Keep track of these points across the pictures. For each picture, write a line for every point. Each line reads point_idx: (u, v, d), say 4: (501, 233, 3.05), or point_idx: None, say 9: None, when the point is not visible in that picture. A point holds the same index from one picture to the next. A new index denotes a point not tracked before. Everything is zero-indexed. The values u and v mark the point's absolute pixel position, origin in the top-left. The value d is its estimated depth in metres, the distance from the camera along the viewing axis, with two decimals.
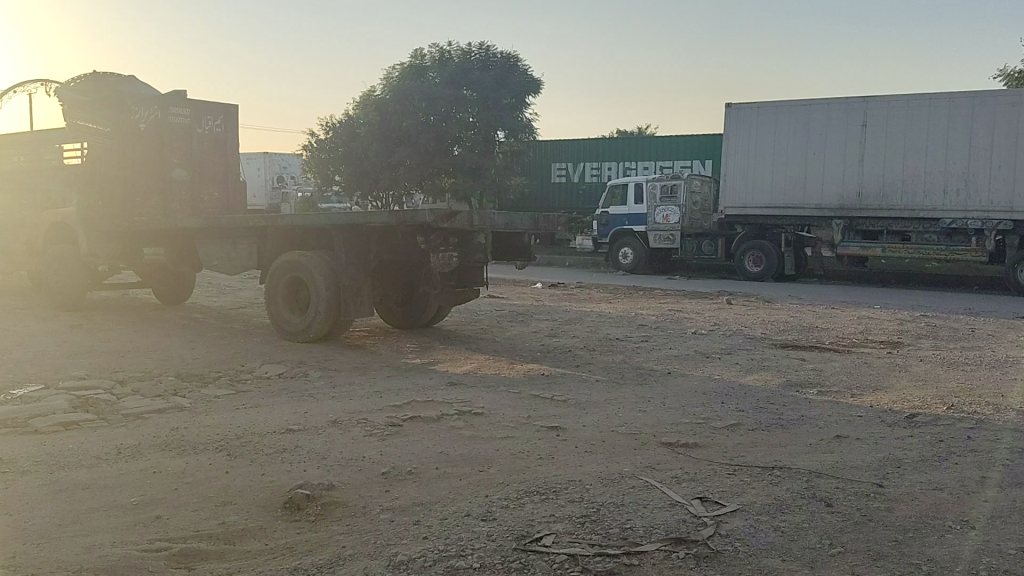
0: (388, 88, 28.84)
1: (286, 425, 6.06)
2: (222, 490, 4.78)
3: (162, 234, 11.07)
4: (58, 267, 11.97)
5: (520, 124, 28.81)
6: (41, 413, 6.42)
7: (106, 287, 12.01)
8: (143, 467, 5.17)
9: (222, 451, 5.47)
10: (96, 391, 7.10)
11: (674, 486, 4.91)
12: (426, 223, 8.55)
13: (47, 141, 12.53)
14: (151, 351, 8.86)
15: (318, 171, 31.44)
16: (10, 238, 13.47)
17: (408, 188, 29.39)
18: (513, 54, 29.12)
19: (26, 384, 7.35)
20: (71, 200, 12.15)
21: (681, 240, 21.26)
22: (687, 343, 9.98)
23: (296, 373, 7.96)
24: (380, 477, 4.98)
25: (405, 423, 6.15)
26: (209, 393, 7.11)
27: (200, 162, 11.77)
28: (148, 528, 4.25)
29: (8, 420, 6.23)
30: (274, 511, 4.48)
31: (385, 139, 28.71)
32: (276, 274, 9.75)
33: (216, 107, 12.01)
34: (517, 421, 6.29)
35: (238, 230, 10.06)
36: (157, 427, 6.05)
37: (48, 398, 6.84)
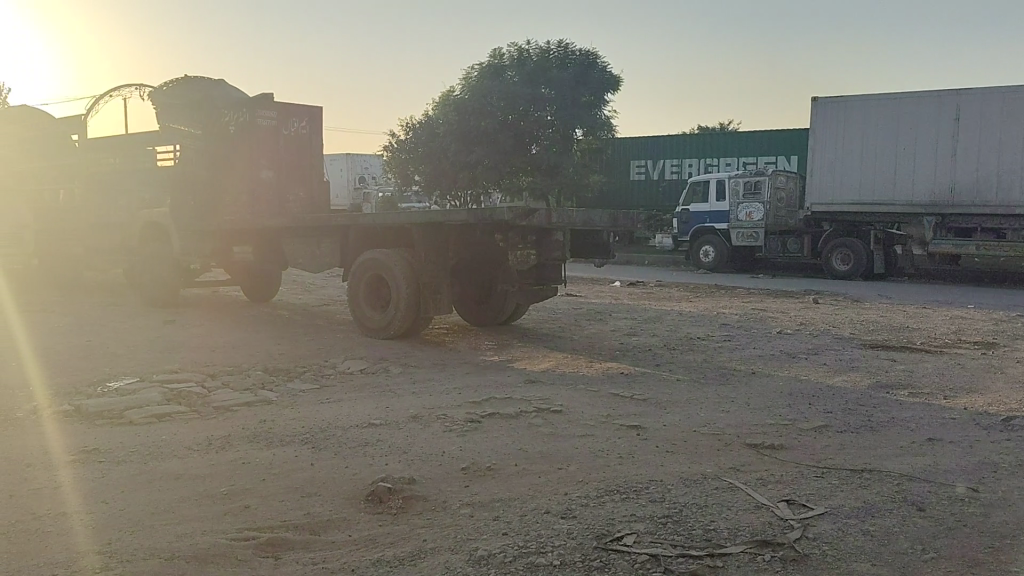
0: (466, 88, 28.82)
1: (368, 420, 6.17)
2: (307, 481, 4.89)
3: (249, 233, 11.40)
4: (152, 265, 12.44)
5: (599, 121, 28.79)
6: (137, 404, 6.69)
7: (196, 284, 12.43)
8: (232, 458, 5.32)
9: (307, 444, 5.60)
10: (188, 384, 7.36)
11: (758, 488, 4.81)
12: (506, 221, 8.58)
13: (142, 143, 13.01)
14: (239, 346, 9.13)
15: (398, 171, 31.83)
16: (109, 238, 14.07)
17: (486, 187, 29.57)
18: (591, 51, 28.95)
19: (122, 377, 7.65)
20: (164, 201, 12.59)
21: (765, 237, 20.82)
22: (772, 342, 9.78)
23: (377, 369, 8.09)
24: (460, 472, 5.02)
25: (485, 420, 6.19)
26: (294, 388, 7.28)
27: (286, 163, 12.06)
28: (237, 517, 4.38)
29: (107, 412, 6.50)
30: (357, 503, 4.57)
31: (463, 140, 28.66)
32: (358, 271, 9.93)
33: (301, 108, 12.28)
34: (597, 419, 6.26)
35: (322, 229, 10.28)
36: (245, 420, 6.22)
37: (143, 390, 7.12)
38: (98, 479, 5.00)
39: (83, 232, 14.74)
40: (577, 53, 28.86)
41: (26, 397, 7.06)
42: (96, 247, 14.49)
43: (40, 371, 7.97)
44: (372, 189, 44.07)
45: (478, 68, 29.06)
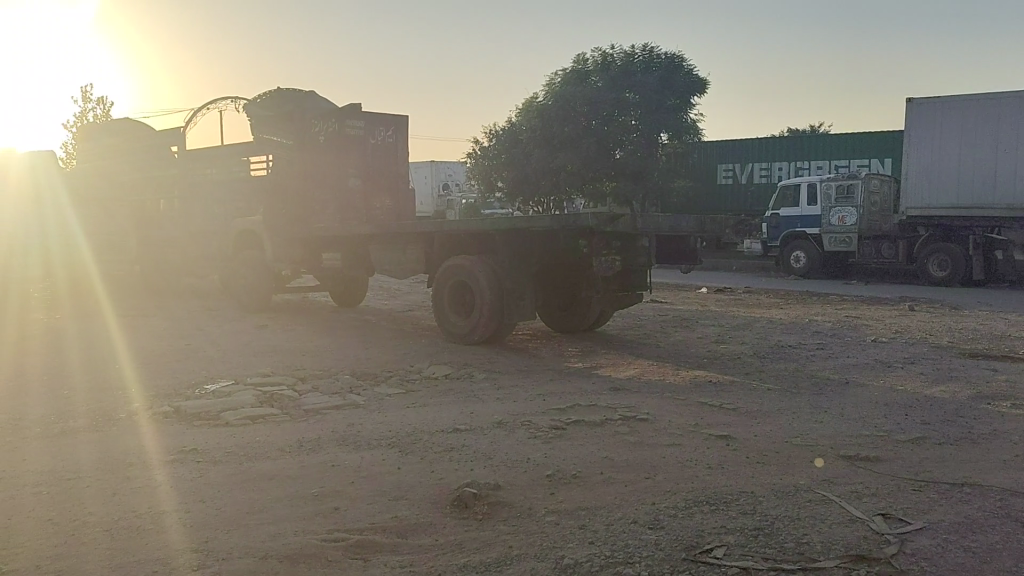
0: (550, 94, 29.03)
1: (453, 425, 6.22)
2: (394, 485, 4.95)
3: (337, 240, 11.65)
4: (245, 271, 12.83)
5: (684, 125, 28.53)
6: (231, 406, 6.90)
7: (287, 290, 12.76)
8: (322, 460, 5.43)
9: (394, 448, 5.67)
10: (280, 387, 7.55)
11: (852, 502, 4.65)
12: (589, 227, 8.54)
13: (236, 154, 13.46)
14: (328, 351, 9.32)
15: (481, 178, 32.02)
16: (204, 246, 14.56)
17: (570, 193, 29.53)
18: (677, 54, 28.74)
19: (218, 380, 7.91)
20: (257, 209, 12.98)
21: (858, 242, 20.16)
22: (866, 351, 9.48)
23: (462, 374, 8.15)
24: (545, 479, 5.01)
25: (569, 427, 6.16)
26: (382, 392, 7.40)
27: (372, 171, 12.31)
28: (327, 519, 4.46)
29: (203, 413, 6.72)
30: (443, 508, 4.59)
31: (547, 145, 28.88)
32: (443, 277, 10.03)
33: (388, 118, 12.59)
34: (683, 428, 6.17)
35: (408, 236, 10.42)
36: (334, 423, 6.35)
37: (237, 393, 7.34)
38: (195, 479, 5.16)
39: (181, 240, 15.30)
40: (661, 57, 28.71)
41: (128, 398, 7.36)
42: (193, 255, 15.02)
43: (141, 374, 8.30)
44: (456, 196, 44.52)
45: (561, 76, 29.25)
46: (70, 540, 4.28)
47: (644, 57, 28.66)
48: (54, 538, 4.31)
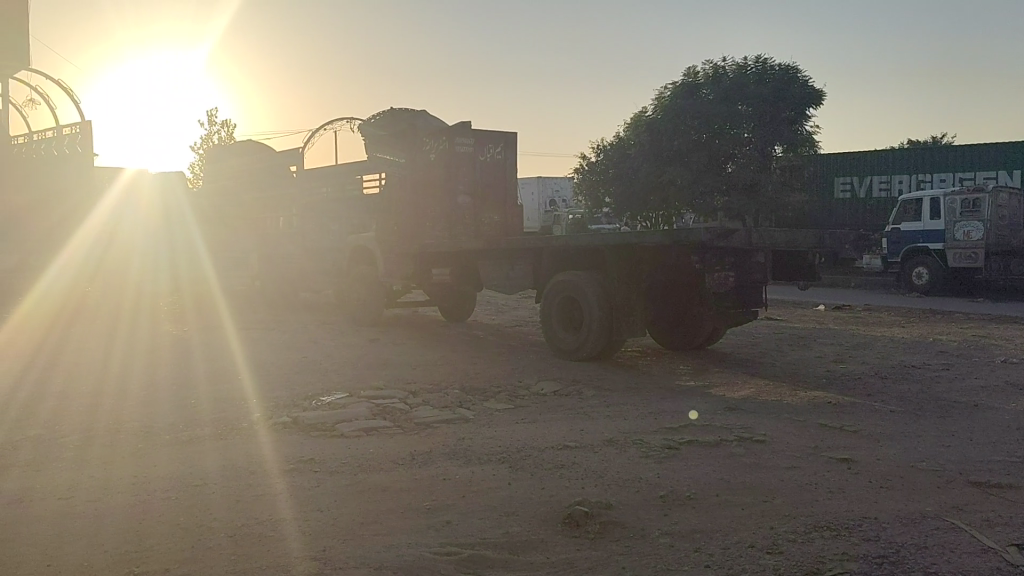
0: (660, 108, 28.62)
1: (565, 442, 6.19)
2: (505, 501, 4.95)
3: (447, 256, 11.80)
4: (359, 286, 13.17)
5: (799, 138, 27.84)
6: (347, 418, 7.06)
7: (398, 304, 13.01)
8: (433, 473, 5.49)
9: (504, 463, 5.68)
10: (393, 400, 7.69)
11: (985, 531, 4.37)
12: (701, 242, 8.41)
13: (350, 173, 13.88)
14: (438, 365, 9.44)
15: (589, 194, 32.12)
16: (320, 261, 15.03)
17: (679, 208, 29.18)
18: (792, 65, 27.80)
19: (333, 392, 8.13)
20: (370, 226, 13.32)
21: (986, 259, 18.89)
22: (997, 372, 8.93)
23: (571, 391, 8.10)
24: (658, 500, 4.91)
25: (682, 447, 6.04)
26: (491, 407, 7.44)
27: (482, 188, 12.46)
28: (439, 532, 4.49)
29: (319, 424, 6.91)
30: (554, 525, 4.56)
31: (656, 160, 28.57)
32: (551, 293, 10.03)
33: (497, 134, 12.66)
34: (802, 451, 5.95)
35: (516, 252, 10.46)
36: (445, 437, 6.42)
37: (351, 405, 7.51)
38: (312, 488, 5.30)
39: (298, 256, 15.83)
40: (775, 68, 27.82)
41: (249, 408, 7.64)
42: (309, 270, 15.53)
43: (261, 385, 8.62)
44: (563, 211, 44.74)
45: (670, 88, 28.68)
46: (196, 545, 4.46)
47: (757, 69, 27.84)
48: (181, 543, 4.49)
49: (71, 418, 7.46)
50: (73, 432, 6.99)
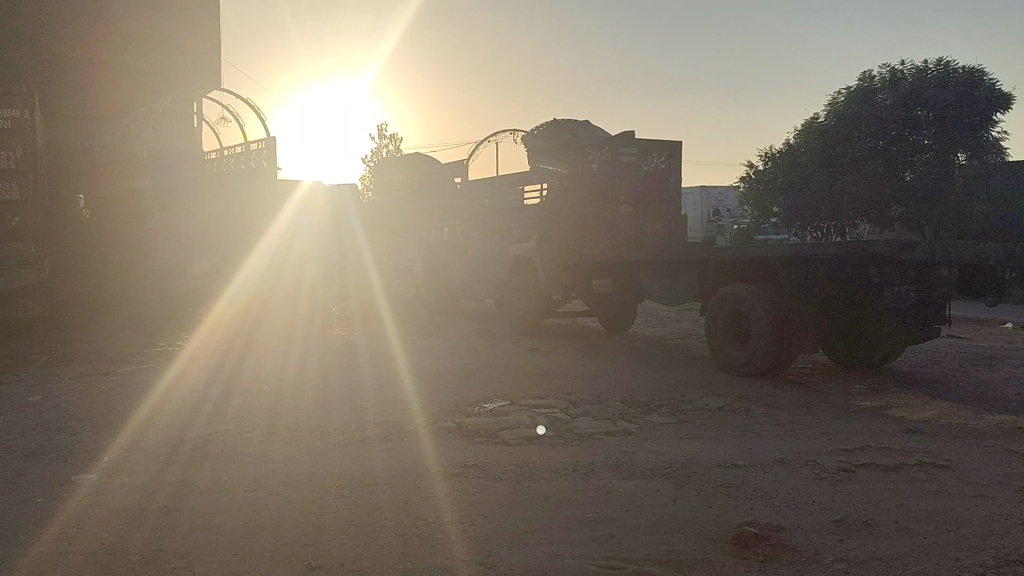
0: (834, 113, 28.02)
1: (732, 460, 6.01)
2: (670, 517, 4.85)
3: (607, 265, 11.74)
4: (520, 296, 13.34)
5: (988, 144, 25.60)
6: (509, 426, 7.15)
7: (558, 315, 13.07)
8: (597, 485, 5.46)
9: (669, 479, 5.58)
10: (554, 409, 7.73)
11: None
12: (881, 254, 8.06)
13: (514, 185, 14.14)
14: (598, 376, 9.42)
15: (757, 203, 32.11)
16: (482, 271, 15.33)
17: (852, 219, 27.89)
18: (978, 67, 26.01)
19: (496, 399, 8.27)
20: (531, 236, 13.49)
21: None
22: None
23: (737, 407, 7.85)
24: (831, 524, 4.68)
25: (858, 470, 5.73)
26: (654, 420, 7.34)
27: (645, 197, 12.33)
28: (603, 545, 4.46)
29: (482, 430, 7.04)
30: (721, 545, 4.44)
31: (829, 167, 27.68)
32: (717, 306, 9.82)
33: (661, 144, 12.48)
34: (992, 479, 5.50)
35: (679, 263, 10.28)
36: (608, 449, 6.39)
37: (513, 413, 7.60)
38: (476, 493, 5.39)
39: (460, 265, 16.23)
40: (959, 71, 26.18)
41: (415, 412, 7.90)
42: (471, 279, 15.87)
43: (430, 389, 8.90)
44: (727, 221, 43.80)
45: (845, 94, 28.00)
46: (367, 542, 4.63)
47: (939, 72, 26.33)
48: (354, 540, 4.67)
49: (256, 416, 7.96)
50: (259, 428, 7.47)
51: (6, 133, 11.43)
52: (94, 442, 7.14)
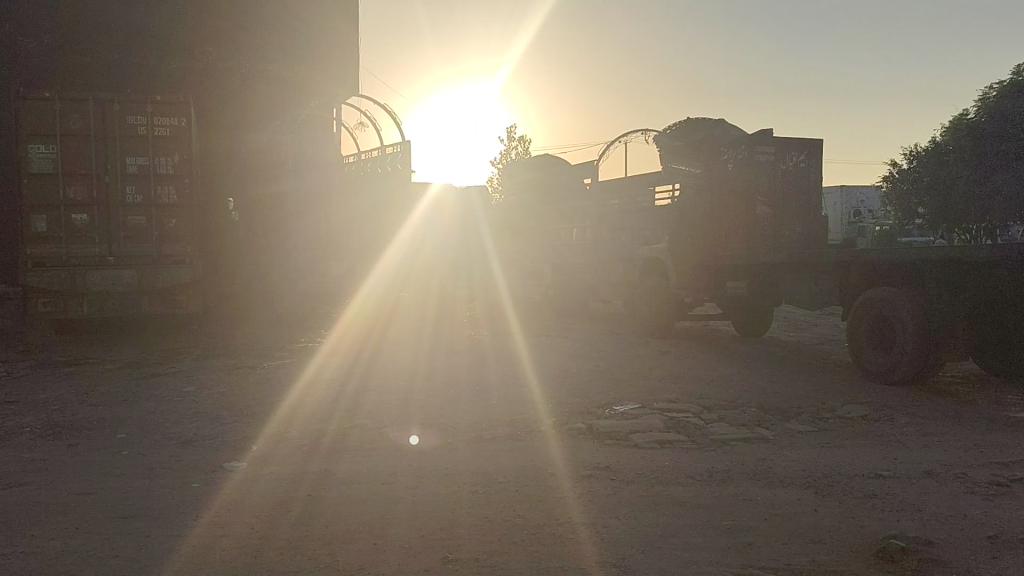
0: (985, 109, 26.51)
1: (876, 470, 5.75)
2: (811, 527, 4.69)
3: (742, 267, 11.43)
4: (650, 299, 13.18)
5: None
6: (640, 429, 7.08)
7: (689, 318, 12.84)
8: (734, 493, 5.33)
9: (810, 488, 5.39)
10: (687, 414, 7.60)
11: None
12: None
13: (646, 186, 14.01)
14: (732, 382, 9.20)
15: (900, 205, 30.71)
16: (611, 272, 15.24)
17: (1006, 220, 26.16)
18: None
19: (627, 402, 8.20)
20: (663, 238, 13.31)
21: None
22: None
23: (881, 416, 7.50)
24: (986, 541, 4.40)
25: (1015, 485, 5.37)
26: (793, 428, 7.10)
27: (782, 198, 11.94)
28: (741, 553, 4.35)
29: (614, 433, 7.00)
30: (865, 558, 4.25)
31: (978, 165, 26.26)
32: (860, 311, 9.41)
33: (801, 141, 12.08)
34: None
35: (820, 266, 9.92)
36: (744, 456, 6.22)
37: (645, 416, 7.52)
38: (609, 496, 5.35)
39: (588, 266, 16.18)
40: None
41: (545, 412, 7.93)
42: (600, 281, 15.78)
43: (562, 390, 8.91)
44: (868, 222, 41.90)
45: (998, 88, 26.37)
46: (501, 539, 4.67)
47: None
48: (488, 536, 4.72)
49: (390, 412, 8.17)
50: (393, 424, 7.67)
51: (164, 141, 12.15)
52: (243, 431, 7.53)
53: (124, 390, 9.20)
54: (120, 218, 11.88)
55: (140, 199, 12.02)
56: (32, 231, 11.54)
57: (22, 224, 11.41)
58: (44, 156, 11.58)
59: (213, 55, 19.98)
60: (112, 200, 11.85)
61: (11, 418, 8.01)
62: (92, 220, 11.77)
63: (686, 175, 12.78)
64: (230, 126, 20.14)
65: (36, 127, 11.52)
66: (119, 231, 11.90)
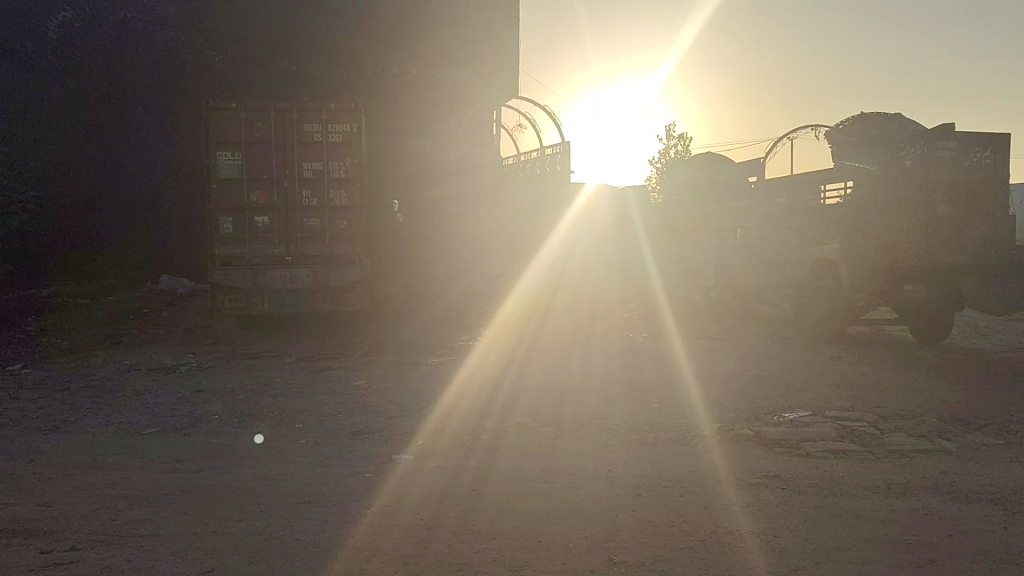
0: None
1: None
2: (1001, 546, 4.40)
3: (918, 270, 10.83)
4: (817, 302, 12.68)
5: None
6: (811, 438, 6.82)
7: (860, 322, 12.25)
8: (914, 506, 5.06)
9: (999, 505, 5.05)
10: (861, 423, 7.26)
11: None
12: None
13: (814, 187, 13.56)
14: (910, 390, 8.70)
15: None
16: (776, 274, 14.74)
17: None
18: None
19: (795, 409, 7.94)
20: (833, 239, 12.79)
21: None
22: None
23: None
24: None
25: None
26: (978, 441, 6.66)
27: (964, 196, 11.24)
28: (922, 570, 4.15)
29: (783, 441, 6.78)
30: None
31: None
32: None
33: (986, 136, 11.33)
34: None
35: None
36: (925, 468, 5.90)
37: (815, 424, 7.26)
38: (778, 505, 5.21)
39: (750, 267, 15.74)
40: None
41: (707, 417, 7.79)
42: (762, 282, 15.31)
43: (725, 395, 8.72)
44: None
45: None
46: (667, 543, 4.64)
47: None
48: (653, 539, 4.71)
49: (548, 412, 8.23)
50: (553, 424, 7.73)
51: (337, 146, 12.75)
52: (410, 425, 7.81)
53: (300, 383, 9.77)
54: (296, 220, 12.61)
55: (315, 202, 12.69)
56: (219, 232, 12.44)
57: (211, 226, 12.34)
58: (230, 162, 12.46)
59: (381, 63, 20.88)
60: (290, 202, 12.59)
61: (202, 406, 8.66)
62: (272, 222, 12.55)
63: (858, 172, 12.21)
64: (395, 131, 20.96)
65: (224, 135, 12.40)
66: (296, 232, 12.62)
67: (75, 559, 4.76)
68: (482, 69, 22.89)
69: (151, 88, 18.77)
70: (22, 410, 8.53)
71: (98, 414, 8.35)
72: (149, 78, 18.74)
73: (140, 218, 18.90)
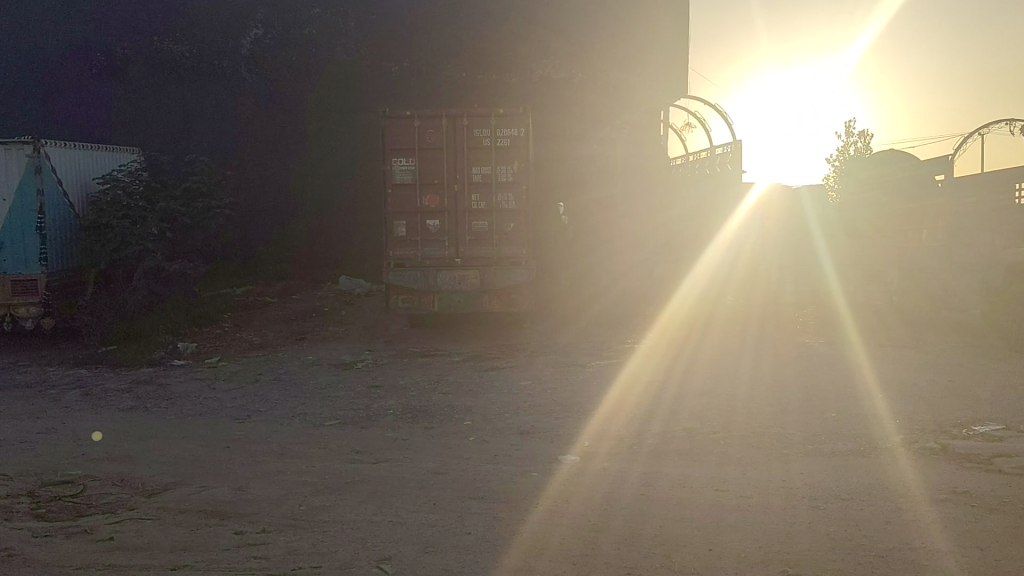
0: None
1: None
2: None
3: None
4: None
5: None
6: (1007, 453, 6.33)
7: None
8: None
9: None
10: None
11: None
12: None
13: None
14: None
15: None
16: (966, 278, 13.79)
17: None
18: None
19: (988, 422, 7.40)
20: None
21: None
22: None
23: None
24: None
25: None
26: None
27: None
28: None
29: (974, 455, 6.34)
30: None
31: None
32: None
33: None
34: None
35: None
36: None
37: (1010, 439, 6.74)
38: (969, 523, 4.88)
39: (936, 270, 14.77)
40: None
41: (888, 429, 7.37)
42: (949, 286, 14.34)
43: (909, 406, 8.24)
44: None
45: None
46: (846, 558, 4.46)
47: None
48: (830, 553, 4.53)
49: (716, 417, 8.08)
50: (721, 429, 7.58)
51: (505, 150, 13.00)
52: (575, 426, 7.88)
53: (469, 381, 10.04)
54: (466, 223, 12.97)
55: (484, 205, 13.00)
56: (393, 235, 12.99)
57: (386, 230, 12.91)
58: (405, 168, 12.97)
59: (549, 66, 21.16)
60: (460, 206, 12.97)
61: (379, 401, 9.08)
62: (443, 225, 12.98)
63: None
64: (560, 134, 21.17)
65: (399, 142, 12.93)
66: (466, 235, 12.99)
67: (266, 540, 5.11)
68: (646, 70, 22.72)
69: (331, 99, 19.85)
70: (219, 399, 9.23)
71: (285, 406, 8.92)
72: (330, 90, 19.85)
73: (319, 222, 19.99)
